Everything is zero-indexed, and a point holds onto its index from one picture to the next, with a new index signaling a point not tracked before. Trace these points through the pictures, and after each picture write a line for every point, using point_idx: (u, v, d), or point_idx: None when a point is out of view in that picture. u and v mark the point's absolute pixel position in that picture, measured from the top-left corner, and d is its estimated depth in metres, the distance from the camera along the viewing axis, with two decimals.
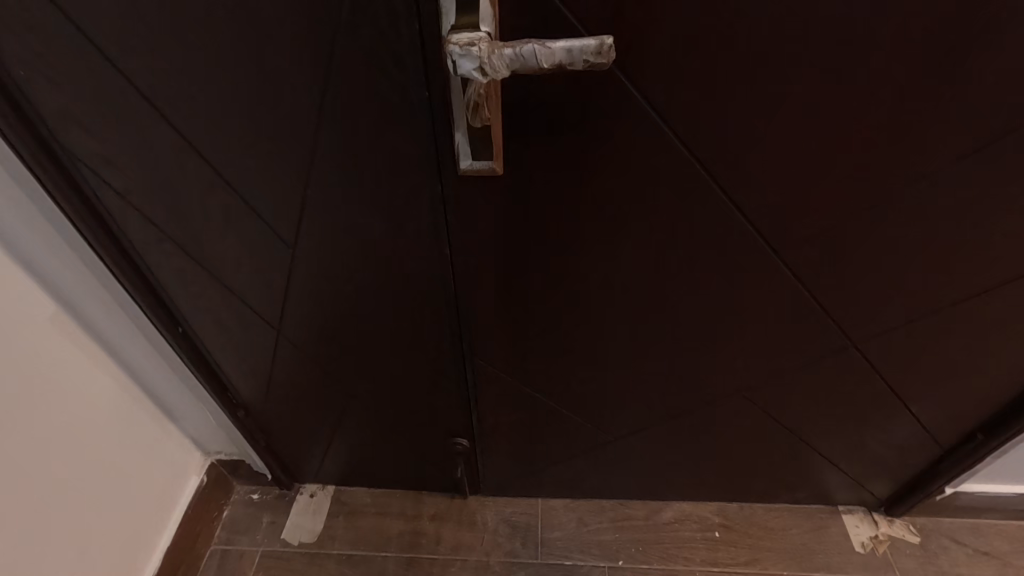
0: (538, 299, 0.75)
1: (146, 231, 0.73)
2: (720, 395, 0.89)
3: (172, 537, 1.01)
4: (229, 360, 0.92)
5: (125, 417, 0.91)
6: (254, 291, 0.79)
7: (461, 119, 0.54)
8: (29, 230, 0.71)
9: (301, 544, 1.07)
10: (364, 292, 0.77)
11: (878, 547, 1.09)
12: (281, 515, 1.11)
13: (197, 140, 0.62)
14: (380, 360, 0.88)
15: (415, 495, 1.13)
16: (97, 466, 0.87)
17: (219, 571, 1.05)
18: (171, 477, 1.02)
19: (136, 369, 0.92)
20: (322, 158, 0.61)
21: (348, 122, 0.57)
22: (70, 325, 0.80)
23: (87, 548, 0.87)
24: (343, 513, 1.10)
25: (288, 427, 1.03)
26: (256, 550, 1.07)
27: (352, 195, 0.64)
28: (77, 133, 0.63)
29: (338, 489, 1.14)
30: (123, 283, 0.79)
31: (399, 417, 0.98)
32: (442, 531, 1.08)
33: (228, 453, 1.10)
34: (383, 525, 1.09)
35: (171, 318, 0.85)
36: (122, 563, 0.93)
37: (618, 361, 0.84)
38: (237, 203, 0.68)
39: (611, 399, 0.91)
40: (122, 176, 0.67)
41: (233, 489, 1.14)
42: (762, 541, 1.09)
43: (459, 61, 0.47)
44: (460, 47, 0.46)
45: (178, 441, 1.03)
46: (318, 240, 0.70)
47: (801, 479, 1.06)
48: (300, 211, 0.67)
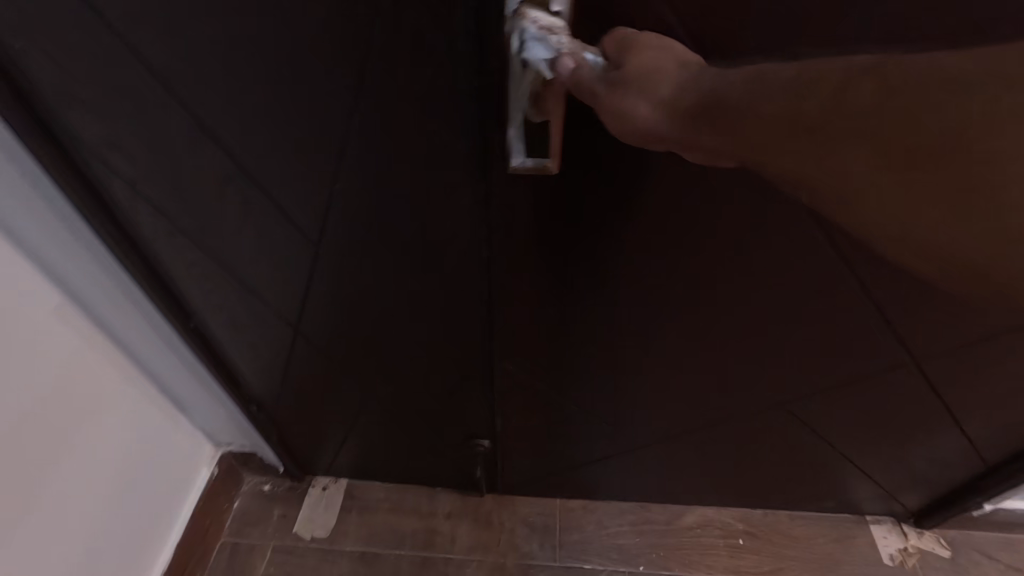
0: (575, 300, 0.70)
1: (157, 222, 0.68)
2: (758, 405, 0.84)
3: (183, 530, 0.99)
4: (242, 354, 0.88)
5: (134, 411, 0.88)
6: (272, 287, 0.75)
7: (517, 112, 0.49)
8: (34, 222, 0.66)
9: (313, 539, 1.04)
10: (391, 288, 0.72)
11: (906, 560, 1.06)
12: (292, 509, 1.08)
13: (216, 127, 0.57)
14: (405, 358, 0.84)
15: (428, 492, 1.10)
16: (107, 464, 0.84)
17: (231, 566, 1.02)
18: (181, 470, 0.99)
19: (145, 361, 0.88)
20: (355, 148, 0.56)
21: (386, 112, 0.52)
22: (75, 317, 0.76)
23: (98, 545, 0.84)
24: (356, 508, 1.07)
25: (302, 421, 1.00)
26: (268, 543, 1.04)
27: (385, 189, 0.59)
28: (81, 114, 0.57)
29: (350, 483, 1.11)
30: (132, 275, 0.75)
31: (419, 415, 0.95)
32: (458, 530, 1.05)
33: (239, 445, 1.07)
34: (398, 522, 1.06)
35: (183, 311, 0.81)
36: (134, 558, 0.91)
37: (653, 366, 0.80)
38: (258, 195, 0.63)
39: (644, 403, 0.87)
40: (132, 163, 0.62)
41: (243, 480, 1.11)
42: (786, 548, 1.06)
43: (536, 45, 0.44)
44: (541, 31, 0.44)
45: (188, 433, 1.00)
46: (345, 236, 0.66)
47: (831, 490, 1.03)
48: (326, 205, 0.62)
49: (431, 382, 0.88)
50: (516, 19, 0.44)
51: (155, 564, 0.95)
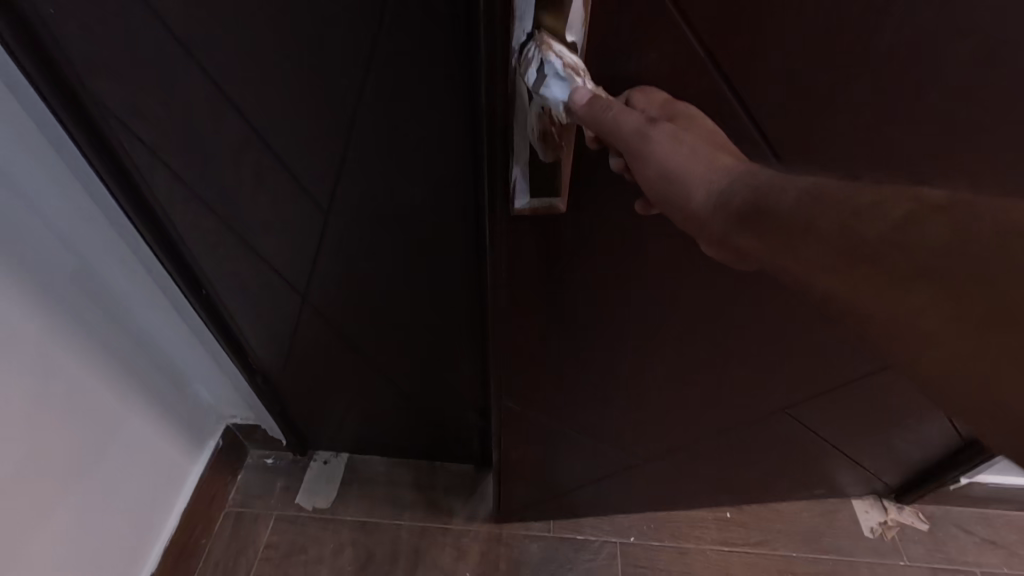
0: (581, 335, 0.66)
1: (174, 189, 0.68)
2: (762, 415, 0.83)
3: (189, 499, 1.00)
4: (250, 325, 0.88)
5: (141, 382, 0.87)
6: (283, 256, 0.74)
7: (523, 153, 0.44)
8: (50, 181, 0.65)
9: (315, 509, 1.07)
10: (397, 261, 0.72)
11: (886, 533, 1.10)
12: (294, 481, 1.10)
13: (235, 91, 0.56)
14: (408, 333, 0.84)
15: (427, 468, 1.12)
16: (111, 435, 0.83)
17: (235, 532, 1.05)
18: (188, 441, 1.00)
19: (156, 332, 0.88)
20: (368, 116, 0.56)
21: (395, 91, 0.53)
22: (89, 286, 0.76)
23: (112, 511, 0.85)
24: (356, 482, 1.10)
25: (304, 397, 1.01)
26: (271, 514, 1.07)
27: (394, 164, 0.60)
28: (105, 79, 0.57)
29: (351, 457, 1.13)
30: (146, 242, 0.74)
31: (417, 392, 0.96)
32: (454, 504, 1.08)
33: (243, 418, 1.08)
34: (396, 494, 1.09)
35: (193, 282, 0.80)
36: (143, 524, 0.91)
37: (658, 386, 0.77)
38: (270, 165, 0.63)
39: (644, 425, 0.84)
40: (150, 128, 0.61)
41: (246, 454, 1.13)
42: (773, 522, 1.11)
43: (556, 85, 0.40)
44: (566, 69, 0.39)
45: (195, 404, 1.01)
46: (354, 204, 0.65)
47: (821, 478, 1.05)
48: (338, 172, 0.62)
49: (433, 358, 0.88)
50: (533, 51, 0.39)
51: (162, 530, 0.95)
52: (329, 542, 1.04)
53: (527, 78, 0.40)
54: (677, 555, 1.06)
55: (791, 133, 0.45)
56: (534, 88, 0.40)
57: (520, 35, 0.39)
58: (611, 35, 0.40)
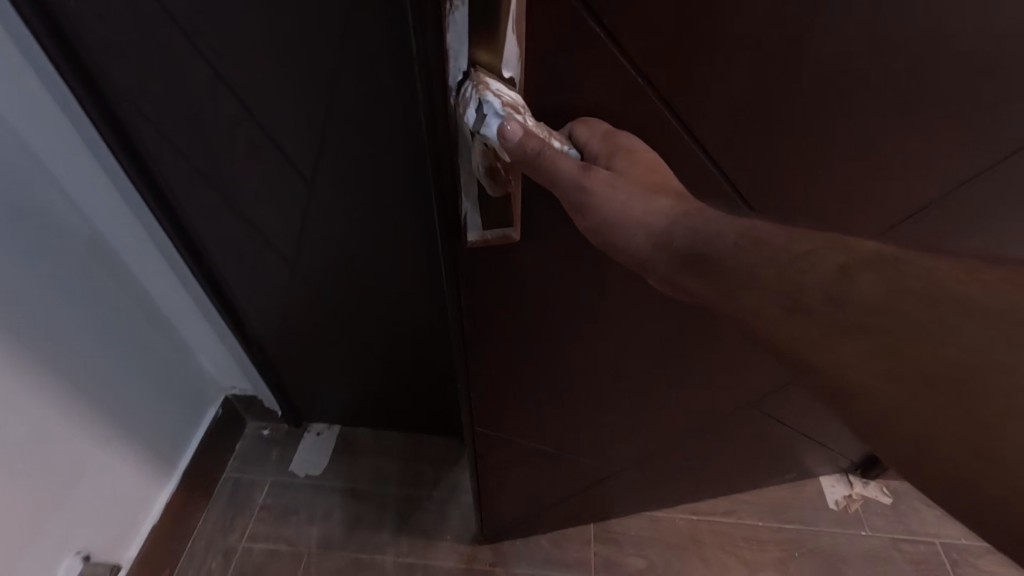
0: (552, 347, 0.67)
1: (175, 164, 0.73)
2: (733, 411, 0.86)
3: (188, 463, 1.04)
4: (246, 297, 0.92)
5: (141, 350, 0.91)
6: (274, 229, 0.79)
7: (470, 186, 0.47)
8: (66, 154, 0.70)
9: (308, 476, 1.13)
10: (375, 235, 0.77)
11: (850, 506, 1.16)
12: (290, 448, 1.17)
13: (226, 73, 0.60)
14: (390, 306, 0.89)
15: (414, 439, 1.18)
16: (113, 399, 0.87)
17: (232, 496, 1.10)
18: (189, 407, 1.04)
19: (161, 302, 0.93)
20: (343, 97, 0.60)
21: (372, 79, 0.57)
22: (100, 254, 0.82)
23: (116, 468, 0.89)
24: (348, 452, 1.16)
25: (297, 371, 1.06)
26: (267, 480, 1.12)
27: (373, 146, 0.65)
28: (113, 61, 0.63)
29: (343, 429, 1.19)
30: (154, 213, 0.79)
31: (400, 366, 1.00)
32: (439, 472, 1.14)
33: (242, 389, 1.13)
34: (385, 464, 1.15)
35: (194, 252, 0.85)
36: (144, 484, 0.95)
37: (628, 396, 0.79)
38: (260, 143, 0.67)
39: (617, 435, 0.87)
40: (152, 106, 0.66)
41: (244, 425, 1.18)
42: (743, 495, 1.16)
43: (495, 124, 0.41)
44: (504, 108, 0.41)
45: (196, 372, 1.05)
46: (334, 179, 0.70)
47: (791, 462, 1.09)
48: (319, 148, 0.66)
49: (415, 330, 0.93)
50: (469, 93, 0.41)
51: (161, 492, 0.99)
52: (322, 505, 1.09)
53: (467, 118, 0.42)
54: (647, 521, 1.11)
55: (726, 140, 0.49)
56: (475, 127, 0.42)
57: (456, 74, 0.41)
58: (548, 67, 0.42)
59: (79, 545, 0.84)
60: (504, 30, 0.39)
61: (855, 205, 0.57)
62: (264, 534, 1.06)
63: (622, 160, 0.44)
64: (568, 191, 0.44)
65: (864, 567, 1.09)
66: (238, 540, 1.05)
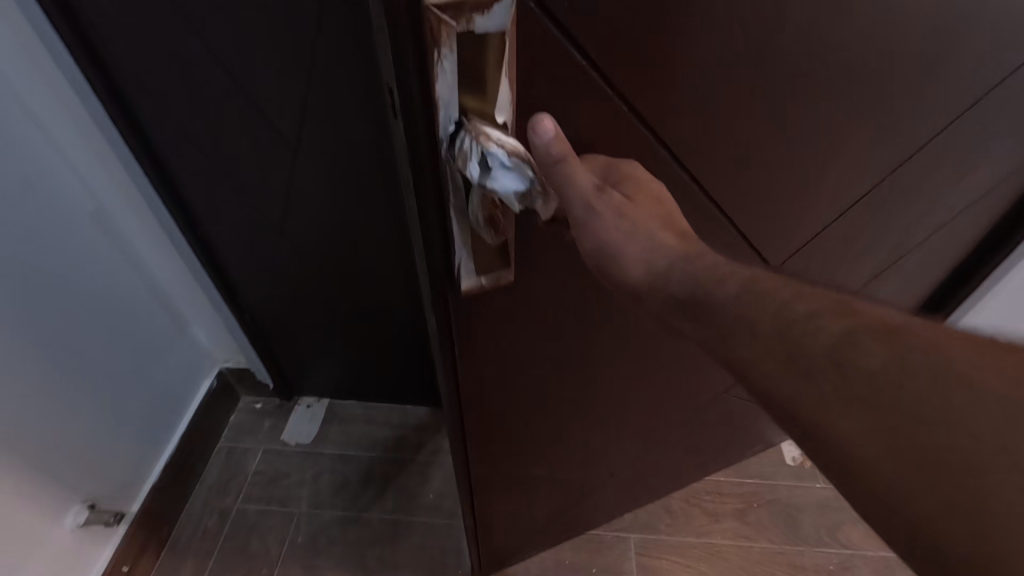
0: (547, 367, 0.64)
1: (173, 138, 0.76)
2: (707, 400, 0.89)
3: (184, 430, 1.08)
4: (241, 267, 0.95)
5: (138, 318, 0.94)
6: (263, 198, 0.82)
7: (465, 237, 0.43)
8: (66, 120, 0.73)
9: (299, 444, 1.18)
10: (355, 199, 0.81)
11: (806, 461, 1.21)
12: (280, 421, 1.21)
13: (216, 43, 0.64)
14: (371, 269, 0.94)
15: (399, 410, 1.24)
16: (107, 360, 0.90)
17: (226, 464, 1.15)
18: (186, 376, 1.08)
19: (159, 274, 0.95)
20: (322, 62, 0.65)
21: (344, 45, 0.63)
22: (105, 226, 0.85)
23: (116, 426, 0.93)
24: (336, 422, 1.22)
25: (287, 343, 1.10)
26: (258, 448, 1.17)
27: (352, 110, 0.70)
28: (116, 36, 0.65)
29: (332, 402, 1.24)
30: (155, 186, 0.82)
31: (382, 328, 1.06)
32: (424, 436, 1.20)
33: (235, 362, 1.16)
34: (371, 431, 1.21)
35: (190, 221, 0.87)
36: (143, 444, 1.00)
37: (617, 406, 0.78)
38: (244, 111, 0.71)
39: (604, 446, 0.87)
40: (151, 80, 0.69)
41: (238, 399, 1.23)
42: None
43: (503, 175, 0.37)
44: (510, 157, 0.37)
45: (192, 345, 1.08)
46: (316, 144, 0.74)
47: (759, 436, 1.12)
48: (302, 112, 0.70)
49: (395, 292, 0.98)
50: (466, 146, 0.36)
51: (159, 455, 1.03)
52: (310, 470, 1.15)
53: (467, 170, 0.37)
54: None
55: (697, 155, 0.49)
56: (479, 183, 0.38)
57: (447, 123, 0.36)
58: (540, 104, 0.39)
59: (86, 495, 0.90)
60: (496, 74, 0.35)
61: (811, 194, 0.60)
62: (257, 496, 1.10)
63: (626, 184, 0.45)
64: (586, 214, 0.42)
65: (819, 516, 1.13)
66: (233, 503, 1.09)
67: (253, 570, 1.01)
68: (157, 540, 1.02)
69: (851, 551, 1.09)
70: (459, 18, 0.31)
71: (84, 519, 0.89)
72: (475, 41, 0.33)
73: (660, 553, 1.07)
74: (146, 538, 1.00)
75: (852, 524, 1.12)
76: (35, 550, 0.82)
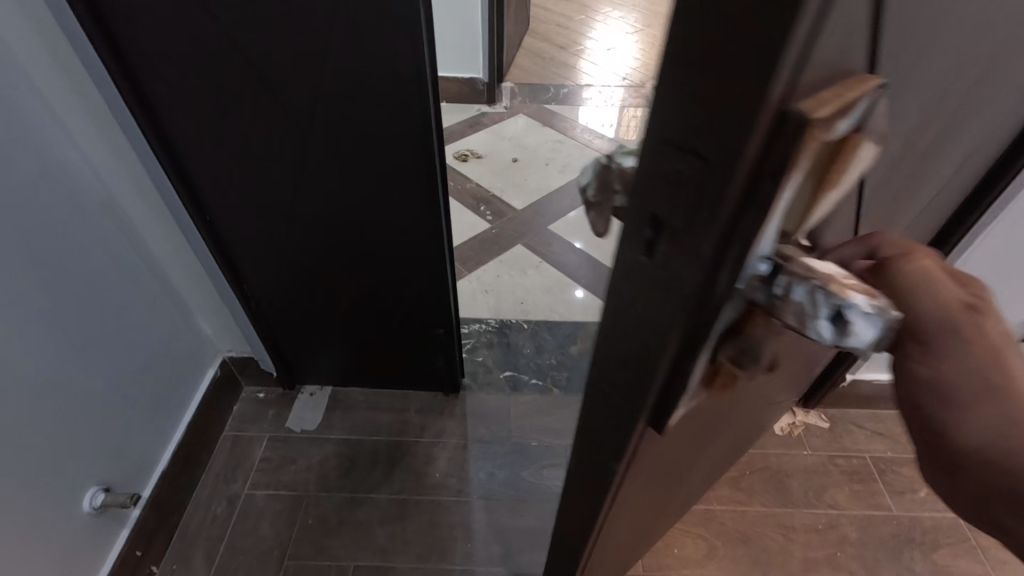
0: (682, 456, 0.57)
1: (187, 124, 0.79)
2: (770, 413, 0.86)
3: (191, 418, 1.09)
4: (247, 253, 0.97)
5: (146, 303, 0.96)
6: (275, 180, 0.86)
7: (705, 370, 0.33)
8: (83, 109, 0.77)
9: (303, 430, 1.20)
10: (364, 180, 0.86)
11: (792, 431, 1.27)
12: (284, 409, 1.24)
13: (237, 29, 0.69)
14: (378, 253, 0.97)
15: (401, 394, 1.27)
16: (117, 344, 0.91)
17: (232, 452, 1.16)
18: (191, 364, 1.10)
19: (166, 259, 0.98)
20: (337, 47, 0.71)
21: (357, 31, 0.69)
22: (115, 211, 0.87)
23: (127, 410, 0.94)
24: (339, 408, 1.24)
25: (293, 332, 1.13)
26: (263, 436, 1.19)
27: (364, 93, 0.76)
28: (137, 24, 0.69)
29: (334, 390, 1.27)
30: (166, 173, 0.84)
31: (387, 313, 1.08)
32: (427, 420, 1.23)
33: (238, 351, 1.19)
34: (375, 416, 1.23)
35: (200, 206, 0.90)
36: (152, 432, 1.00)
37: (713, 454, 0.73)
38: (258, 90, 0.75)
39: (664, 506, 0.76)
40: (170, 66, 0.73)
41: (240, 389, 1.25)
42: None
43: (862, 325, 0.28)
44: (871, 304, 0.28)
45: (196, 333, 1.11)
46: (330, 125, 0.79)
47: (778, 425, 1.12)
48: (316, 94, 0.76)
49: (401, 276, 1.01)
50: (808, 297, 0.27)
51: (168, 442, 1.04)
52: (316, 454, 1.16)
53: (814, 325, 0.28)
54: None
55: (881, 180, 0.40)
56: (827, 338, 0.28)
57: (760, 264, 0.27)
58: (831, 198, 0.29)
59: (98, 478, 0.89)
60: (815, 184, 0.26)
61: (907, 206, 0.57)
62: (265, 482, 1.12)
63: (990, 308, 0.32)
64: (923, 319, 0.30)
65: (806, 480, 1.20)
66: (241, 488, 1.11)
67: (264, 553, 1.03)
68: (167, 527, 1.02)
69: (837, 511, 1.15)
70: (830, 136, 0.23)
71: (100, 501, 0.88)
72: (825, 156, 0.24)
73: None
74: (157, 524, 1.00)
75: (837, 486, 1.19)
76: (53, 533, 0.81)
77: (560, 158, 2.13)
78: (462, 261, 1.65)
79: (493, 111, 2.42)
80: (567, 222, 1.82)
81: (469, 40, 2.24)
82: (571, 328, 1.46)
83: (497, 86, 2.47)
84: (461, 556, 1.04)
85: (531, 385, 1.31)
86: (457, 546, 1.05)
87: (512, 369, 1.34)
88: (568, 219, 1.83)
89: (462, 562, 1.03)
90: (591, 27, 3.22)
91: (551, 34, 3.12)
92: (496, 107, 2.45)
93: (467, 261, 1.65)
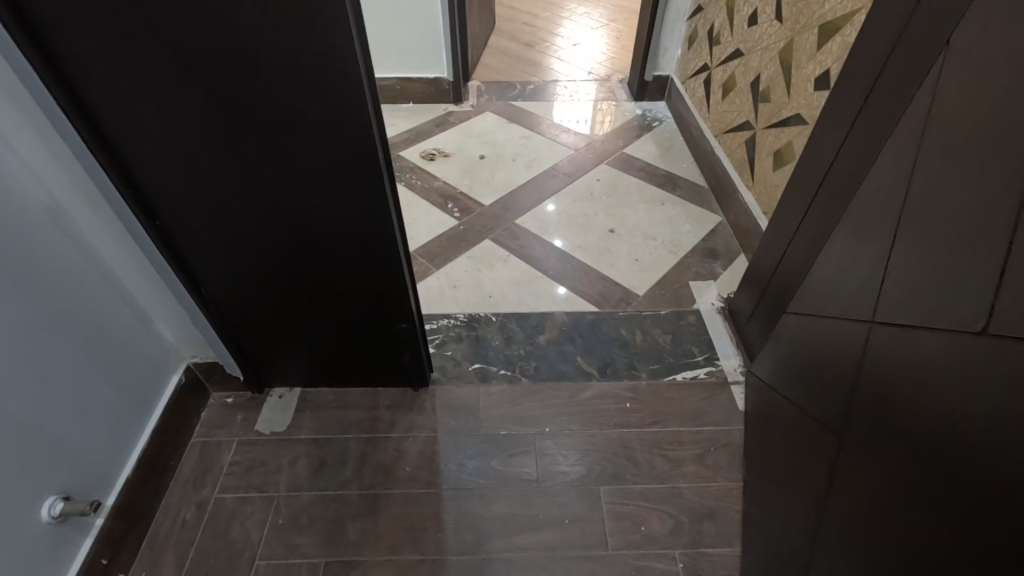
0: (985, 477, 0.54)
1: (130, 131, 0.80)
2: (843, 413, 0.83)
3: (155, 424, 1.09)
4: (202, 258, 0.98)
5: (103, 313, 0.96)
6: (223, 185, 0.87)
7: None
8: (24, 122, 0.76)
9: (272, 433, 1.20)
10: (312, 180, 0.87)
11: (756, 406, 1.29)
12: (253, 412, 1.24)
13: (168, 34, 0.70)
14: (334, 252, 0.98)
15: (370, 391, 1.28)
16: (75, 356, 0.91)
17: (201, 458, 1.16)
18: (153, 371, 1.10)
19: (121, 267, 0.99)
20: (271, 50, 0.72)
21: (288, 35, 0.70)
22: (66, 222, 0.87)
23: (88, 420, 0.94)
24: (308, 408, 1.25)
25: (255, 334, 1.13)
26: (233, 440, 1.19)
27: (301, 94, 0.77)
28: (70, 35, 0.70)
29: (303, 390, 1.28)
30: (113, 181, 0.85)
31: (348, 311, 1.09)
32: (396, 416, 1.24)
33: (203, 356, 1.19)
34: (344, 415, 1.24)
35: (149, 212, 0.90)
36: (114, 440, 1.00)
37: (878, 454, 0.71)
38: (194, 90, 0.75)
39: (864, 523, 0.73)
40: (106, 74, 0.73)
41: (208, 394, 1.25)
42: (665, 408, 1.27)
43: None
44: None
45: (156, 340, 1.10)
46: (272, 127, 0.80)
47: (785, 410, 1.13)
48: (255, 97, 0.77)
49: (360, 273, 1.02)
50: None
51: (131, 449, 1.04)
52: (286, 455, 1.17)
53: None
54: (596, 455, 1.18)
55: None
56: None
57: None
58: None
59: (57, 487, 0.88)
60: None
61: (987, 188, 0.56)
62: (234, 485, 1.12)
63: None
64: None
65: None
66: (210, 493, 1.11)
67: (235, 554, 1.03)
68: (135, 534, 1.02)
69: None
70: None
71: (59, 510, 0.87)
72: None
73: (626, 500, 1.11)
74: (124, 532, 1.00)
75: None
76: (15, 542, 0.80)
77: (527, 153, 2.15)
78: (429, 258, 1.66)
79: (459, 110, 2.43)
80: (535, 215, 1.84)
81: (432, 40, 2.25)
82: (539, 319, 1.47)
83: (462, 84, 2.48)
84: (433, 546, 1.04)
85: (500, 375, 1.33)
86: (429, 536, 1.06)
87: (480, 362, 1.36)
88: (535, 213, 1.85)
89: (434, 553, 1.04)
90: (557, 23, 3.25)
91: (517, 32, 3.15)
92: (462, 106, 2.46)
93: (434, 258, 1.67)
